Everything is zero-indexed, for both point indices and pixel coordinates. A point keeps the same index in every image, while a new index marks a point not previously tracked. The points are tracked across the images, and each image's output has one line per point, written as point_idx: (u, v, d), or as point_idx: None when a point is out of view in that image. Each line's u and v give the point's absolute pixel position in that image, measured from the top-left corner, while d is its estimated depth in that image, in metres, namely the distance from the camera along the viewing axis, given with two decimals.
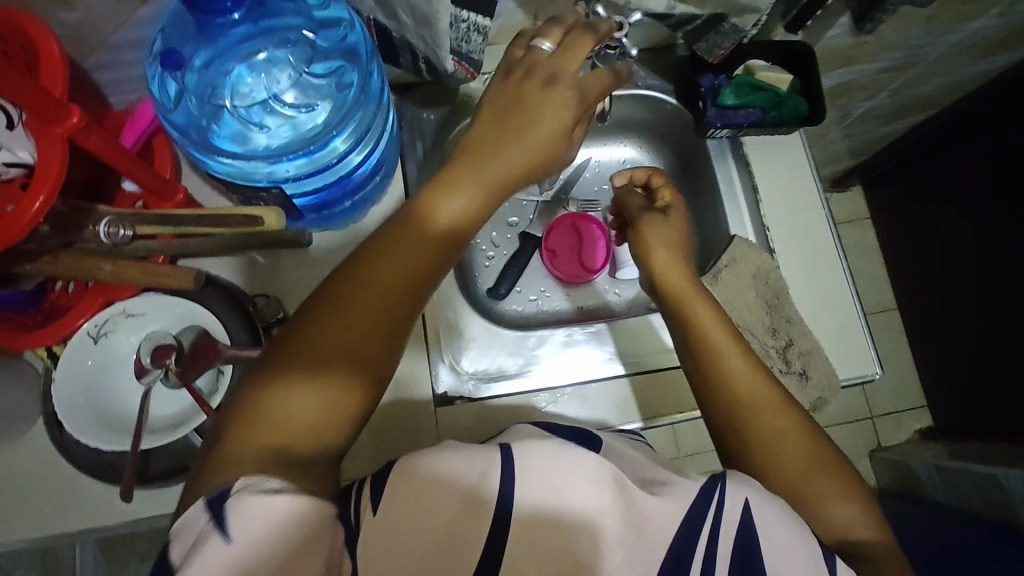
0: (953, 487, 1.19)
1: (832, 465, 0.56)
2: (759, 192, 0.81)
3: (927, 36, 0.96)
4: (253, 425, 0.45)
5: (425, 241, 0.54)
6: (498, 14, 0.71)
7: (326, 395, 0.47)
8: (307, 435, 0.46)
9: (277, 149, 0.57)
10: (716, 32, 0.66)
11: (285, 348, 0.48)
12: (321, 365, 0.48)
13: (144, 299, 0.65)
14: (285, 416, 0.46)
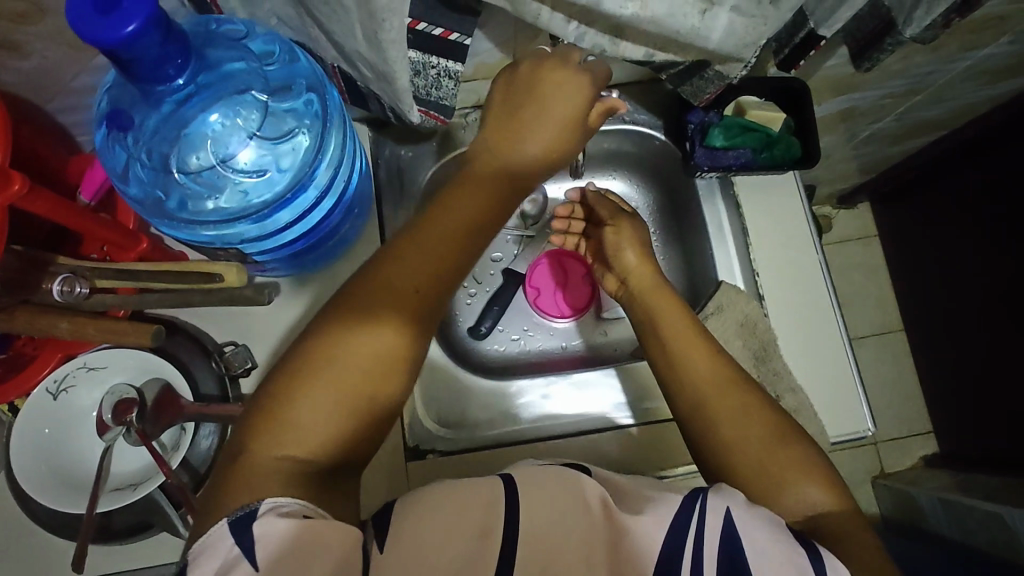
0: (957, 521, 1.09)
1: (817, 477, 0.55)
2: (749, 234, 0.77)
3: (931, 63, 0.91)
4: (280, 434, 0.47)
5: (454, 229, 0.56)
6: (473, 52, 0.68)
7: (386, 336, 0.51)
8: (371, 370, 0.50)
9: (227, 212, 0.57)
10: (700, 77, 0.62)
11: (309, 355, 0.50)
12: (347, 378, 0.49)
13: (106, 352, 0.63)
14: (309, 419, 0.48)
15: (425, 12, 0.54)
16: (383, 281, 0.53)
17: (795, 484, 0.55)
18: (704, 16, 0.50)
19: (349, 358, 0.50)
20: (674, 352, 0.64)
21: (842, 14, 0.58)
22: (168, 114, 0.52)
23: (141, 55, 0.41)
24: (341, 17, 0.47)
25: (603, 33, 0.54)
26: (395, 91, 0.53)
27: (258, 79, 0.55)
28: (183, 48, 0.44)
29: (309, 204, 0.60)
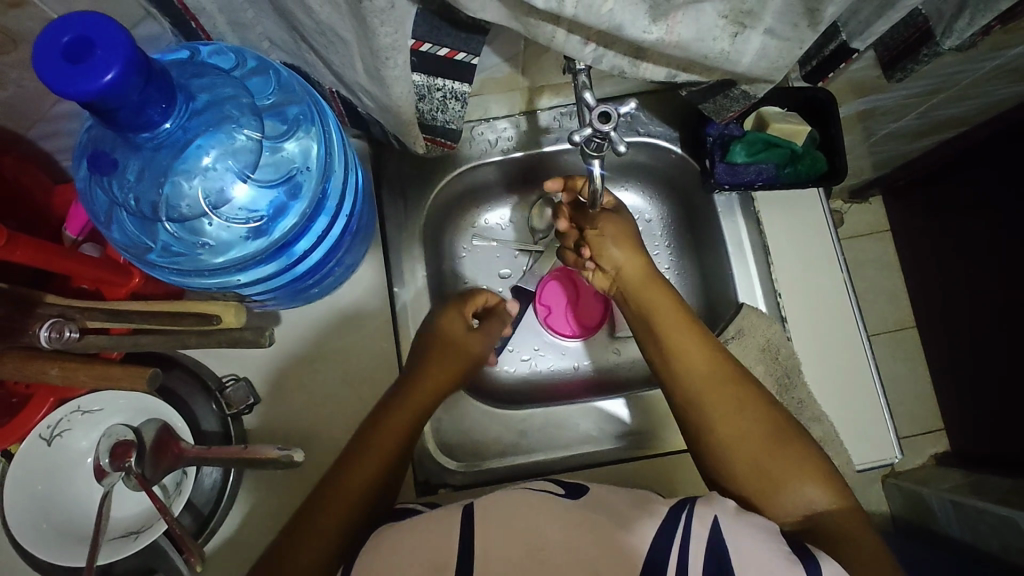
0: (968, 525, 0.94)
1: (822, 481, 0.54)
2: (770, 254, 0.74)
3: (962, 63, 0.78)
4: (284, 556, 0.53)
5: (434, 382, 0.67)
6: (481, 68, 0.65)
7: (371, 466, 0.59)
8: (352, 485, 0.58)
9: (228, 257, 0.55)
10: (725, 96, 0.59)
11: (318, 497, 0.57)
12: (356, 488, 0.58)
13: (100, 394, 0.60)
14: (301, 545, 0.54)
15: (430, 32, 0.50)
16: (385, 422, 0.62)
17: (797, 494, 0.53)
18: (736, 39, 0.46)
19: (354, 479, 0.58)
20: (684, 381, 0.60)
21: (880, 28, 0.55)
22: (149, 156, 0.48)
23: (122, 103, 0.37)
24: (339, 48, 0.43)
25: (625, 55, 0.50)
26: (402, 120, 0.50)
27: (250, 112, 0.51)
28: (167, 91, 0.40)
29: (311, 242, 0.57)
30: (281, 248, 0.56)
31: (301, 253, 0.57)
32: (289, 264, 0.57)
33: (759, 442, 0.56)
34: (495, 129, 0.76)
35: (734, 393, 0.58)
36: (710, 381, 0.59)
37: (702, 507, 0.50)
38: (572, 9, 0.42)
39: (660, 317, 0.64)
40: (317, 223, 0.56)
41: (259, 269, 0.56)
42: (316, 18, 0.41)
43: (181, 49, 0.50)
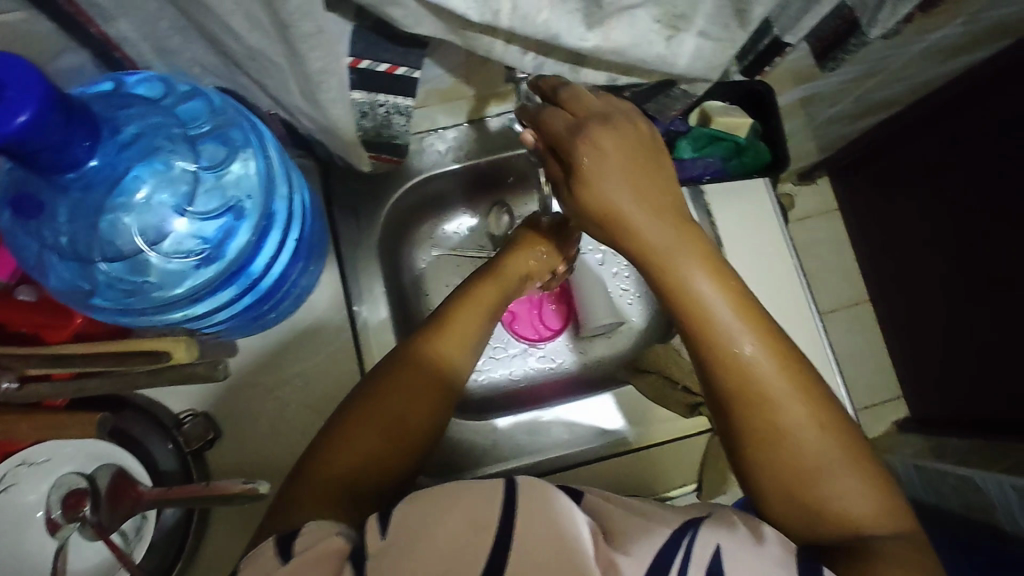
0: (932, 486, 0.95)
1: (857, 469, 0.45)
2: (722, 245, 0.74)
3: (887, 48, 0.80)
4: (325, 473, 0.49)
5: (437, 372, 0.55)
6: (424, 79, 0.64)
7: (386, 407, 0.52)
8: (377, 413, 0.52)
9: (183, 289, 0.53)
10: (666, 95, 0.60)
11: (331, 436, 0.51)
12: (377, 423, 0.52)
13: (45, 444, 0.57)
14: (331, 457, 0.50)
15: (368, 49, 0.49)
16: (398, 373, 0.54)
17: (835, 487, 0.45)
18: (671, 42, 0.47)
19: (385, 411, 0.52)
20: (711, 362, 0.48)
21: (808, 22, 0.57)
22: (78, 197, 0.48)
23: (47, 143, 0.36)
24: (273, 74, 0.42)
25: (564, 62, 0.50)
26: (344, 139, 0.50)
27: (182, 141, 0.51)
28: (90, 126, 0.39)
29: (268, 260, 0.55)
30: (237, 271, 0.54)
31: (259, 274, 0.56)
32: (247, 286, 0.56)
33: (809, 457, 0.45)
34: (444, 139, 0.75)
35: (790, 405, 0.46)
36: (760, 383, 0.47)
37: (711, 529, 0.40)
38: (507, 22, 0.42)
39: (695, 310, 0.48)
40: (271, 237, 0.55)
41: (217, 298, 0.55)
42: (245, 43, 0.39)
43: (104, 80, 0.48)
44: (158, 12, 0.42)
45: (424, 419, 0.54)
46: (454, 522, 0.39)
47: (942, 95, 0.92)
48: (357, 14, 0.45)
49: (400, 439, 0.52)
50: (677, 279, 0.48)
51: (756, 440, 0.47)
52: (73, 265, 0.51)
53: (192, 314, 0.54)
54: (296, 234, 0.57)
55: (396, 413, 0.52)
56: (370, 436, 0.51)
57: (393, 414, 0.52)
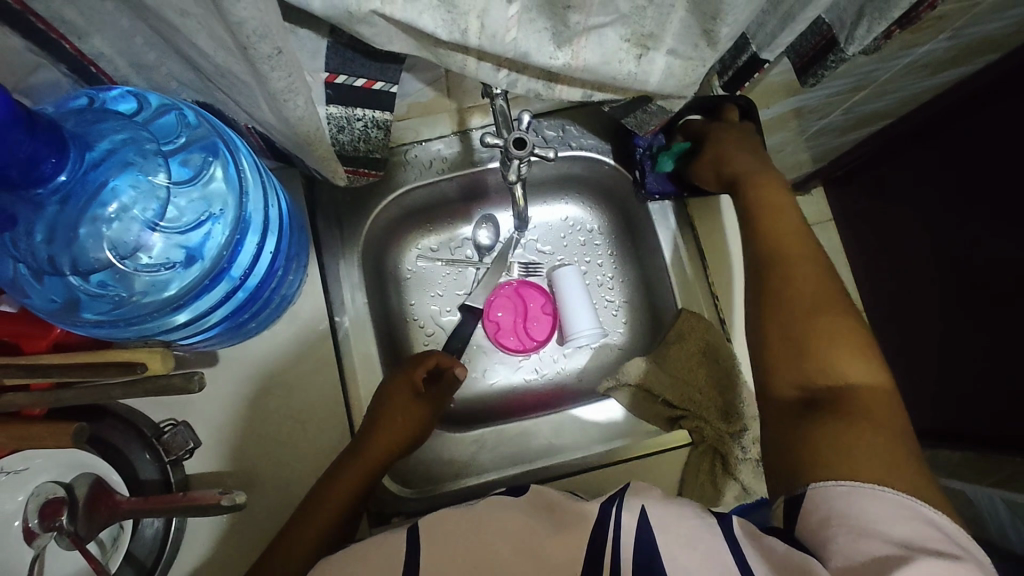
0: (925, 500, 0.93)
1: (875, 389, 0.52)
2: (705, 257, 0.76)
3: (873, 62, 0.79)
4: (295, 550, 0.58)
5: (386, 439, 0.65)
6: (404, 93, 0.65)
7: (345, 485, 0.62)
8: (329, 493, 0.61)
9: (168, 295, 0.54)
10: (644, 111, 0.61)
11: (297, 520, 0.60)
12: (336, 500, 0.61)
13: (24, 453, 0.58)
14: (292, 540, 0.58)
15: (343, 64, 0.49)
16: (357, 455, 0.64)
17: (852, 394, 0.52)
18: (641, 60, 0.47)
19: (341, 491, 0.62)
20: None
21: (785, 39, 0.57)
22: (56, 210, 0.47)
23: (14, 158, 0.37)
24: (242, 90, 0.43)
25: (538, 78, 0.50)
26: (317, 155, 0.50)
27: (156, 155, 0.51)
28: (59, 143, 0.40)
29: (250, 261, 0.56)
30: (217, 275, 0.55)
31: (244, 277, 0.57)
32: (230, 290, 0.57)
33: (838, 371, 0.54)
34: (428, 151, 0.76)
35: (818, 297, 0.57)
36: (813, 282, 0.58)
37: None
38: (477, 40, 0.43)
39: (770, 237, 0.62)
40: (247, 238, 0.56)
41: (203, 301, 0.56)
42: (213, 61, 0.40)
43: (79, 97, 0.49)
44: (131, 29, 0.43)
45: (364, 475, 0.63)
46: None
47: (931, 109, 0.92)
48: (331, 31, 0.45)
49: (329, 530, 0.60)
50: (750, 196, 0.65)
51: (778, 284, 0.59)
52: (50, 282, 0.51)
53: (171, 323, 0.55)
54: (272, 233, 0.58)
55: (328, 517, 0.60)
56: (324, 514, 0.60)
57: (350, 486, 0.62)
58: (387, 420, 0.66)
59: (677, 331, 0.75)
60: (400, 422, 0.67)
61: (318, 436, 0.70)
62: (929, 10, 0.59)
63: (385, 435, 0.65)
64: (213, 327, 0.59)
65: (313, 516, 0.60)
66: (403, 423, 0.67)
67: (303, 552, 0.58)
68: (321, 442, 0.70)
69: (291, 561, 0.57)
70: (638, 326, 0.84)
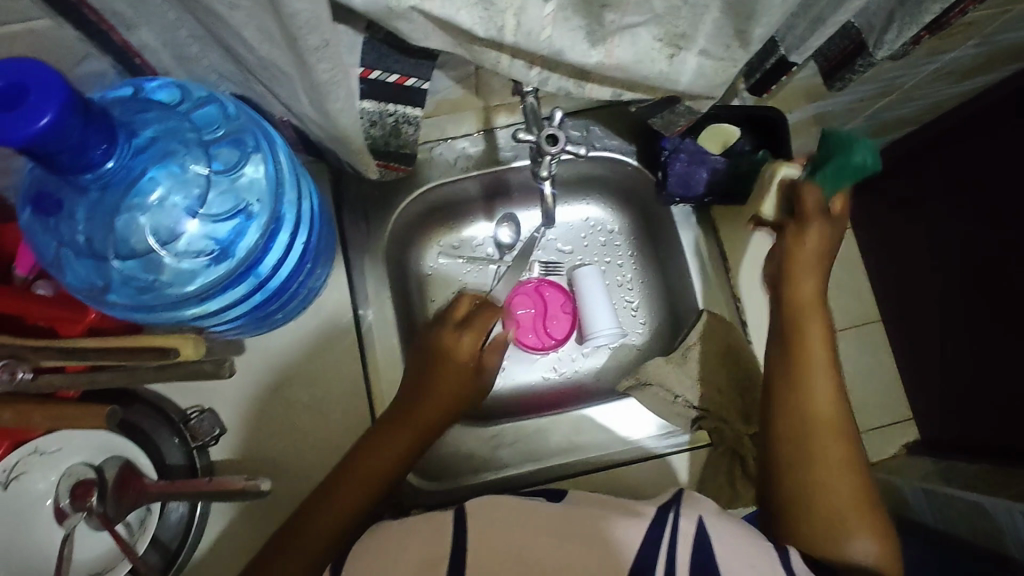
0: None
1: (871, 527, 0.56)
2: (727, 260, 0.77)
3: (899, 68, 0.78)
4: (340, 507, 0.61)
5: (434, 407, 0.68)
6: (434, 91, 0.66)
7: (388, 453, 0.64)
8: (370, 457, 0.64)
9: (195, 290, 0.55)
10: (670, 111, 0.61)
11: (340, 477, 0.63)
12: (379, 465, 0.64)
13: (56, 433, 0.59)
14: (337, 502, 0.61)
15: (378, 60, 0.50)
16: (400, 421, 0.66)
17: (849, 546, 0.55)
18: (673, 60, 0.48)
19: (385, 453, 0.64)
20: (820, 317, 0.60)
21: (813, 43, 0.57)
22: (97, 196, 0.49)
23: (62, 146, 0.38)
24: (284, 83, 0.44)
25: (569, 77, 0.51)
26: (352, 148, 0.51)
27: (197, 145, 0.52)
28: (108, 131, 0.41)
29: (276, 260, 0.57)
30: (245, 272, 0.56)
31: (269, 272, 0.57)
32: (255, 286, 0.57)
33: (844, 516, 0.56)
34: (454, 148, 0.77)
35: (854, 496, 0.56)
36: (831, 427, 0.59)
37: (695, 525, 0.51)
38: (512, 37, 0.43)
39: (813, 402, 0.59)
40: (281, 230, 0.56)
41: (227, 296, 0.56)
42: (257, 53, 0.41)
43: (125, 86, 0.51)
44: (177, 21, 0.45)
45: (409, 442, 0.66)
46: (414, 555, 0.47)
47: (953, 118, 0.92)
48: (369, 26, 0.46)
49: (339, 533, 0.60)
50: (802, 324, 0.62)
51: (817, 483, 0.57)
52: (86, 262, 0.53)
53: (195, 312, 0.56)
54: (301, 230, 0.59)
55: (370, 477, 0.63)
56: (367, 478, 0.63)
57: (392, 451, 0.65)
58: (431, 392, 0.68)
59: (703, 333, 0.74)
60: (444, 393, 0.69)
61: (341, 428, 0.71)
62: (958, 16, 0.59)
63: (399, 439, 0.65)
64: (232, 320, 0.61)
65: (357, 477, 0.63)
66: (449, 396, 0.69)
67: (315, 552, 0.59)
68: (342, 433, 0.71)
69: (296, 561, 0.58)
70: (658, 328, 0.84)
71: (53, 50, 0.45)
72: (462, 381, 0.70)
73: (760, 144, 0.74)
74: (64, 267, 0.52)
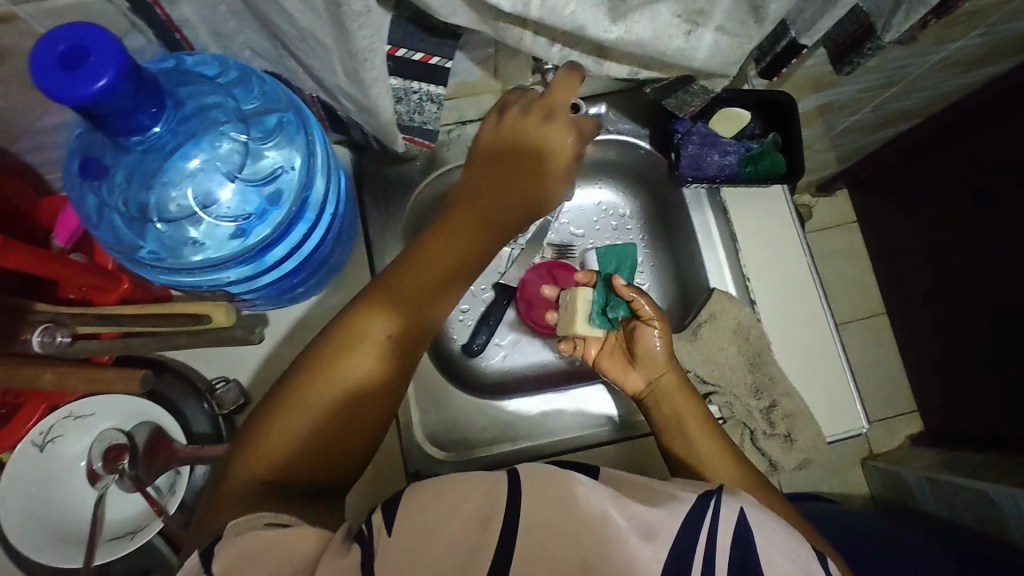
0: (944, 497, 0.92)
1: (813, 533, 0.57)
2: (738, 241, 0.78)
3: (906, 57, 0.79)
4: (297, 427, 0.51)
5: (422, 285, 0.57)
6: (455, 72, 0.69)
7: (359, 362, 0.53)
8: (336, 364, 0.53)
9: (214, 260, 0.57)
10: (685, 91, 0.63)
11: (297, 391, 0.52)
12: (350, 376, 0.53)
13: (91, 399, 0.61)
14: (297, 422, 0.51)
15: (405, 38, 0.52)
16: (371, 316, 0.55)
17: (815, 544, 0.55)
18: (690, 37, 0.50)
19: (356, 359, 0.53)
20: None
21: (823, 25, 0.59)
22: (138, 160, 0.51)
23: (114, 108, 0.40)
24: (319, 53, 0.46)
25: (589, 54, 0.53)
26: (380, 121, 0.54)
27: (236, 117, 0.55)
28: (156, 97, 0.43)
29: (289, 248, 0.60)
30: (263, 249, 0.58)
31: (271, 263, 0.59)
32: (269, 265, 0.60)
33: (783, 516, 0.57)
34: (470, 131, 0.79)
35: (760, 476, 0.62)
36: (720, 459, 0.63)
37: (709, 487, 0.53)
38: (537, 12, 0.45)
39: (678, 397, 0.68)
40: (298, 226, 0.59)
41: (240, 273, 0.58)
42: (296, 25, 0.43)
43: (167, 59, 0.53)
44: None
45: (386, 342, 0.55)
46: (460, 519, 0.43)
47: (958, 108, 0.93)
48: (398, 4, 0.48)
49: (347, 400, 0.52)
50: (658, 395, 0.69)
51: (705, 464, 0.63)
52: (122, 224, 0.56)
53: (216, 281, 0.58)
54: (320, 226, 0.62)
55: (335, 389, 0.52)
56: (334, 391, 0.52)
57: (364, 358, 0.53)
58: (408, 272, 0.57)
59: (716, 311, 0.75)
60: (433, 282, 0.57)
61: None
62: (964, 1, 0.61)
63: (410, 294, 0.56)
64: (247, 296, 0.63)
65: (322, 391, 0.52)
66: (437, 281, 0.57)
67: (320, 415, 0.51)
68: None
69: (297, 427, 0.51)
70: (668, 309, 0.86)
71: (100, 23, 0.47)
72: (454, 262, 0.59)
73: (770, 127, 0.77)
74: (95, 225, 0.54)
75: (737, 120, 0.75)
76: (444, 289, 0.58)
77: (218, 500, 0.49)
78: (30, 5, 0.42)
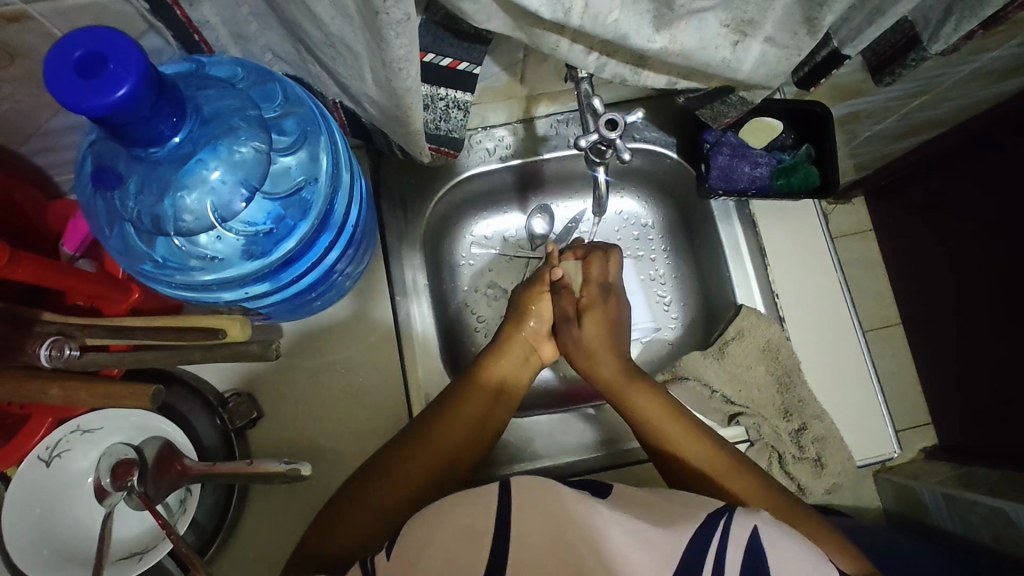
0: None
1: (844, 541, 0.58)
2: (767, 256, 0.76)
3: (941, 67, 0.73)
4: (401, 475, 0.61)
5: (514, 365, 0.70)
6: (480, 77, 0.65)
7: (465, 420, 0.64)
8: (447, 423, 0.63)
9: (228, 275, 0.55)
10: (722, 102, 0.61)
11: (405, 443, 0.62)
12: (455, 431, 0.63)
13: (100, 413, 0.58)
14: (405, 471, 0.61)
15: (434, 43, 0.50)
16: (472, 387, 0.66)
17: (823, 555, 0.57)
18: (737, 47, 0.47)
19: (461, 421, 0.64)
20: None
21: (870, 35, 0.56)
22: (150, 169, 0.48)
23: (133, 118, 0.37)
24: (348, 60, 0.44)
25: (626, 63, 0.51)
26: (409, 130, 0.51)
27: (256, 124, 0.51)
28: (177, 105, 0.41)
29: (313, 259, 0.58)
30: (285, 262, 0.56)
31: (300, 270, 0.58)
32: (287, 278, 0.58)
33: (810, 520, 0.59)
34: (492, 137, 0.77)
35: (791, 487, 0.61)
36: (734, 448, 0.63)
37: (735, 513, 0.49)
38: (579, 19, 0.42)
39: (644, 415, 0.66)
40: (321, 238, 0.57)
41: (256, 287, 0.57)
42: (325, 30, 0.41)
43: (185, 61, 0.50)
44: None
45: (484, 411, 0.65)
46: (452, 525, 0.47)
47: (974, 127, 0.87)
48: (427, 7, 0.46)
49: (416, 493, 0.61)
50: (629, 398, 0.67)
51: (723, 468, 0.62)
52: (134, 233, 0.54)
53: (226, 297, 0.56)
54: (342, 238, 0.61)
55: (435, 452, 0.62)
56: (433, 453, 0.62)
57: (468, 419, 0.64)
58: (509, 348, 0.70)
59: (748, 330, 0.73)
60: (516, 358, 0.71)
61: (375, 415, 0.70)
62: (1018, 11, 0.58)
63: (477, 406, 0.65)
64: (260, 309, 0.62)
65: (422, 453, 0.62)
66: (526, 356, 0.72)
67: (391, 501, 0.60)
68: (377, 420, 0.70)
69: (373, 516, 0.59)
70: (691, 323, 0.83)
71: (115, 23, 0.44)
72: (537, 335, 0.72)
73: (802, 137, 0.74)
74: (107, 232, 0.53)
75: (767, 132, 0.72)
76: (504, 402, 0.67)
77: (327, 535, 0.58)
78: (42, 3, 0.40)
